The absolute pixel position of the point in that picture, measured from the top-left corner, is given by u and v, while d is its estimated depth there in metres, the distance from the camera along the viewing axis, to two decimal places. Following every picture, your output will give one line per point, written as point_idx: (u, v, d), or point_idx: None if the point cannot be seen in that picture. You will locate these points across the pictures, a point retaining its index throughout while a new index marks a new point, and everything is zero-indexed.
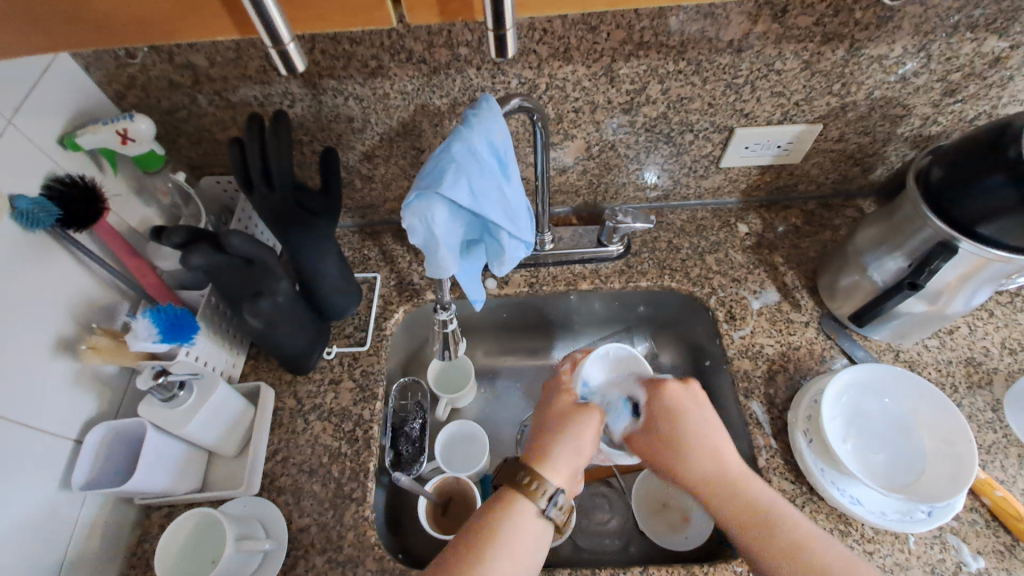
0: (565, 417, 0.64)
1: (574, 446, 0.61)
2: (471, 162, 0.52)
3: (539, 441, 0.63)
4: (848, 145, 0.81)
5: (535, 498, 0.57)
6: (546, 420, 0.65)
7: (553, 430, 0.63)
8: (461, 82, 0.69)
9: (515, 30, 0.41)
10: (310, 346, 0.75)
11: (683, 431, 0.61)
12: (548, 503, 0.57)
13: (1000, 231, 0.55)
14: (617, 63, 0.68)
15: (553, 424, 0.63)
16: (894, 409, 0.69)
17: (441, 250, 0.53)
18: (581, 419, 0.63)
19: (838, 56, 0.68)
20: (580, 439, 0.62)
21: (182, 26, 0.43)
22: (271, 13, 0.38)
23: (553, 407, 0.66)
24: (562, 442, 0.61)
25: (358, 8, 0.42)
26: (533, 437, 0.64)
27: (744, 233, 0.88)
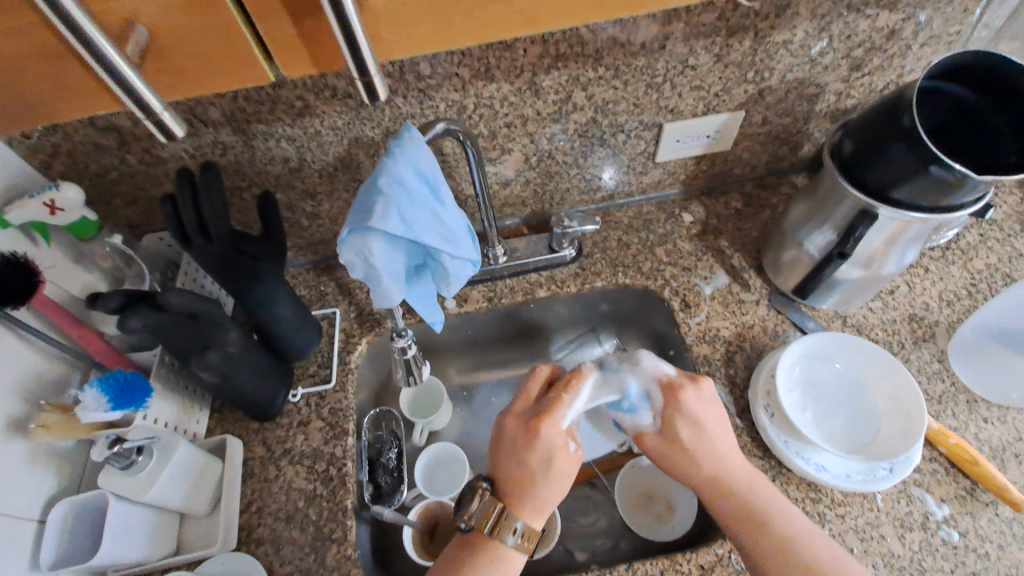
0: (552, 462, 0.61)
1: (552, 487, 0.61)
2: (402, 194, 0.50)
3: (520, 484, 0.61)
4: (772, 127, 0.85)
5: (507, 539, 0.59)
6: (514, 465, 0.62)
7: (538, 471, 0.61)
8: (391, 111, 0.70)
9: (380, 76, 0.45)
10: (275, 387, 0.75)
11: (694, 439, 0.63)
12: (517, 539, 0.59)
13: (911, 194, 0.58)
14: (539, 76, 0.69)
15: (538, 465, 0.61)
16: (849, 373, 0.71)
17: (383, 280, 0.53)
18: (561, 462, 0.61)
19: (746, 46, 0.70)
20: (563, 479, 0.62)
21: (80, 102, 0.49)
22: (137, 85, 0.39)
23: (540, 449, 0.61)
24: (544, 482, 0.61)
25: (238, 70, 0.50)
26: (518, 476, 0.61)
27: (689, 222, 0.91)
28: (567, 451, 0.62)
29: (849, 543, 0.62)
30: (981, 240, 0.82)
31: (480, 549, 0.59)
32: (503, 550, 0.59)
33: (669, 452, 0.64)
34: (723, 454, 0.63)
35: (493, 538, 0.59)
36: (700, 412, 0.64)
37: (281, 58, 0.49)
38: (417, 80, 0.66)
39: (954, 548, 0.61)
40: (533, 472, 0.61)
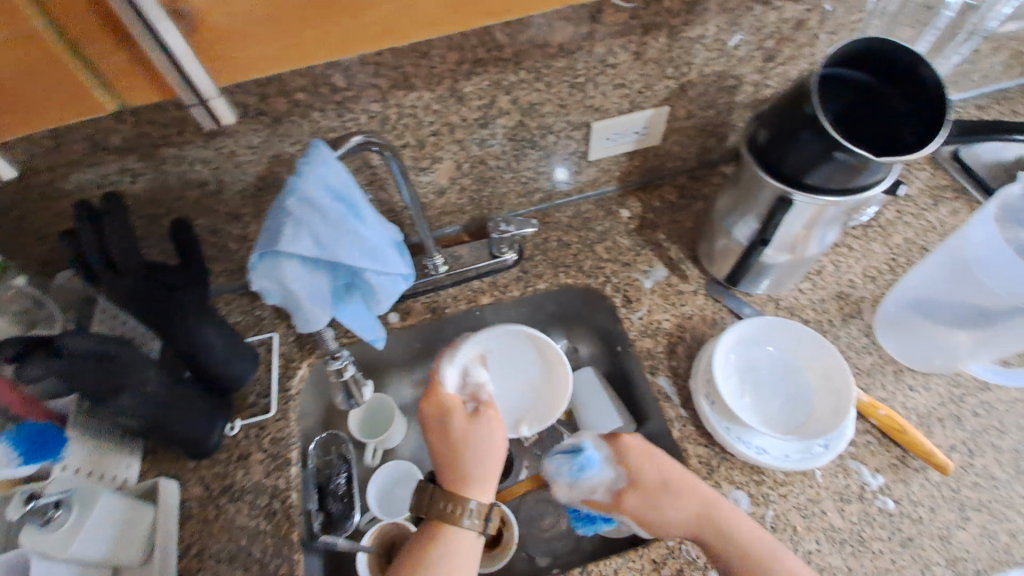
0: (458, 431, 0.68)
1: (478, 457, 0.67)
2: (314, 215, 0.49)
3: (446, 464, 0.67)
4: (698, 120, 0.86)
5: (466, 522, 0.62)
6: (438, 451, 0.68)
7: (447, 444, 0.68)
8: (309, 127, 0.67)
9: (219, 100, 0.51)
10: (208, 422, 0.72)
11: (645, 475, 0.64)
12: (472, 518, 0.63)
13: (822, 179, 0.60)
14: (460, 82, 0.68)
15: (444, 437, 0.68)
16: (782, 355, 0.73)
17: (303, 303, 0.52)
18: (466, 426, 0.68)
19: (662, 42, 0.71)
20: (479, 444, 0.67)
21: None
22: None
23: (444, 424, 0.69)
24: (469, 454, 0.67)
25: (72, 103, 0.47)
26: (438, 456, 0.68)
27: (626, 218, 0.92)
28: (469, 419, 0.69)
29: (792, 521, 0.64)
30: (899, 217, 0.86)
31: (437, 539, 0.61)
32: (458, 531, 0.62)
33: (646, 508, 0.63)
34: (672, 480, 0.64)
35: (446, 521, 0.62)
36: (646, 452, 0.66)
37: (119, 85, 0.47)
38: (332, 92, 0.64)
39: (890, 516, 0.64)
40: (453, 447, 0.67)
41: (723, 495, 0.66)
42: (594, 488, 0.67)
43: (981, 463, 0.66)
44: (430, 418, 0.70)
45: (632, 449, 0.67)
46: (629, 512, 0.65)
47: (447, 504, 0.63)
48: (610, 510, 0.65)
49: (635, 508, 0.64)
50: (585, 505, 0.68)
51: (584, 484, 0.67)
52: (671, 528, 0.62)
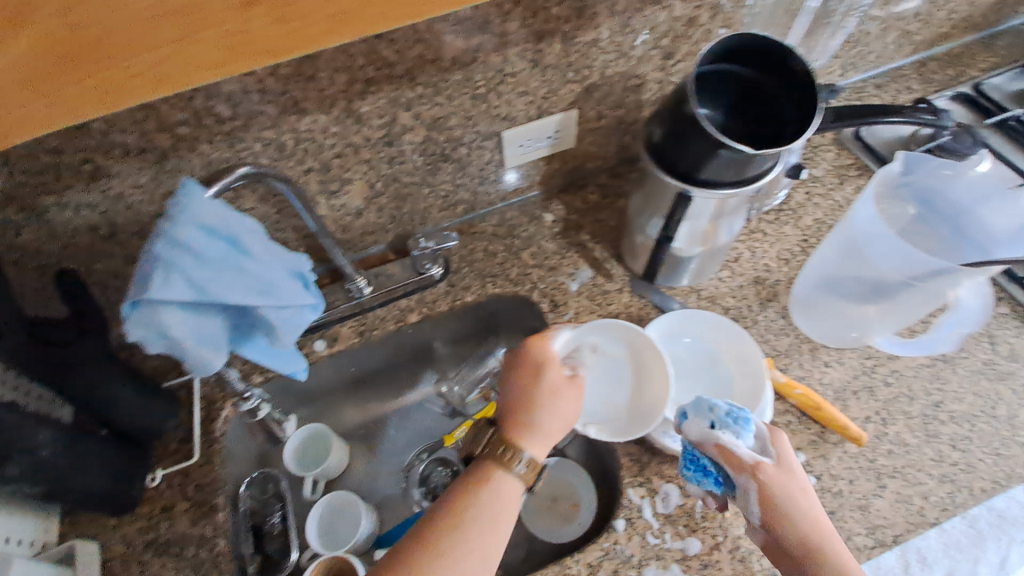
0: (555, 386, 0.64)
1: (548, 416, 0.62)
2: (186, 258, 0.47)
3: (518, 412, 0.62)
4: (610, 120, 0.87)
5: (517, 468, 0.58)
6: (513, 398, 0.63)
7: (540, 394, 0.63)
8: (200, 161, 0.65)
9: None
10: (124, 477, 0.69)
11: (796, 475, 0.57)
12: (526, 468, 0.58)
13: (715, 175, 0.62)
14: (355, 103, 0.66)
15: (539, 388, 0.63)
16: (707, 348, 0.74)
17: (189, 347, 0.50)
18: (563, 379, 0.64)
19: (558, 48, 0.71)
20: (556, 405, 0.63)
21: None
22: None
23: (537, 379, 0.64)
24: (545, 409, 0.62)
25: None
26: (507, 409, 0.63)
27: (551, 221, 0.92)
28: (566, 379, 0.65)
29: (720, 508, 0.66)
30: (808, 198, 0.89)
31: (484, 475, 0.58)
32: (505, 474, 0.58)
33: (785, 496, 0.55)
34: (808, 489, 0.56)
35: (494, 461, 0.58)
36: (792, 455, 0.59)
37: None
38: (218, 124, 0.62)
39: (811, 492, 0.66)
40: (528, 398, 0.63)
41: (654, 490, 0.67)
42: (743, 448, 0.57)
43: (894, 430, 0.69)
44: (517, 355, 0.66)
45: (790, 444, 0.59)
46: (762, 484, 0.55)
47: (501, 447, 0.59)
48: (744, 473, 0.55)
49: (777, 486, 0.55)
50: (715, 454, 0.58)
51: (728, 433, 0.58)
52: (798, 525, 0.54)
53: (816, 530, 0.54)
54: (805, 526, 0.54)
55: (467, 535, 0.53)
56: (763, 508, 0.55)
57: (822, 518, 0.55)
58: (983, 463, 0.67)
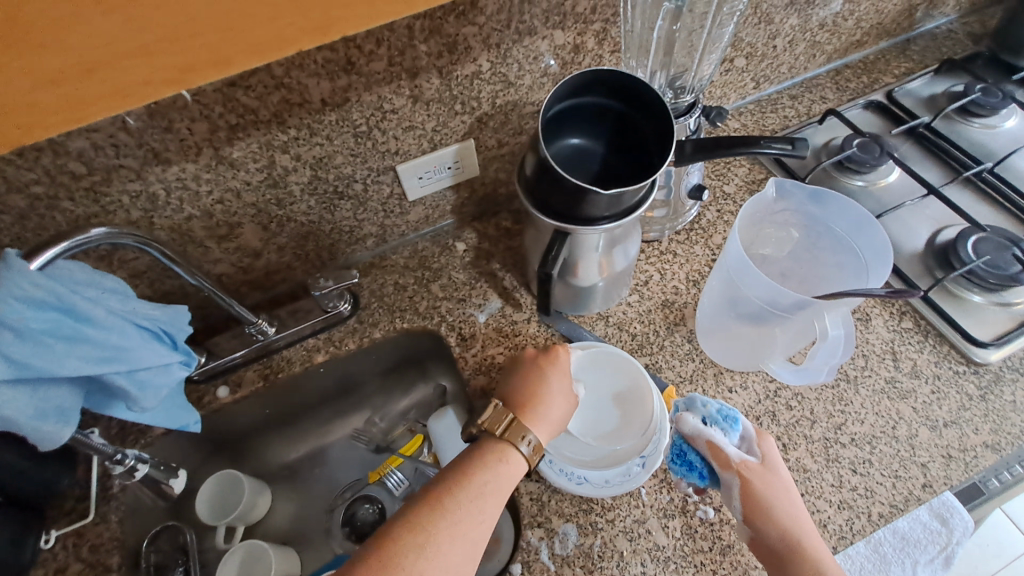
0: (565, 387, 0.67)
1: (560, 409, 0.65)
2: (4, 335, 0.44)
3: (530, 397, 0.65)
4: (512, 147, 0.86)
5: (522, 449, 0.61)
6: (528, 386, 0.66)
7: (549, 389, 0.66)
8: (64, 217, 0.63)
9: None
10: (10, 541, 0.66)
11: (777, 476, 0.61)
12: (530, 450, 0.61)
13: (585, 210, 0.60)
14: (223, 149, 0.65)
15: (563, 386, 0.67)
16: (610, 380, 0.71)
17: (26, 425, 0.48)
18: (568, 385, 0.67)
19: (436, 83, 0.70)
20: (563, 406, 0.66)
21: None
22: None
23: (561, 377, 0.67)
24: (558, 402, 0.65)
25: None
26: (526, 392, 0.65)
27: (463, 250, 0.91)
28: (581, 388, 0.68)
29: (619, 546, 0.64)
30: (719, 216, 0.88)
31: (484, 457, 0.60)
32: (510, 456, 0.60)
33: (765, 493, 0.60)
34: (790, 486, 0.61)
35: (508, 440, 0.61)
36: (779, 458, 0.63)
37: None
38: (75, 179, 0.60)
39: (709, 525, 0.65)
40: (540, 392, 0.65)
41: (553, 531, 0.65)
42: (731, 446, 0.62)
43: (795, 456, 0.68)
44: (542, 355, 0.69)
45: (774, 445, 0.64)
46: (747, 481, 0.60)
47: (515, 427, 0.62)
48: (731, 470, 0.60)
49: (760, 482, 0.60)
50: (704, 449, 0.62)
51: (715, 430, 0.63)
52: (777, 522, 0.58)
53: (792, 525, 0.58)
54: (783, 522, 0.58)
55: (459, 512, 0.55)
56: (745, 502, 0.60)
57: (798, 515, 0.59)
58: (882, 487, 0.66)
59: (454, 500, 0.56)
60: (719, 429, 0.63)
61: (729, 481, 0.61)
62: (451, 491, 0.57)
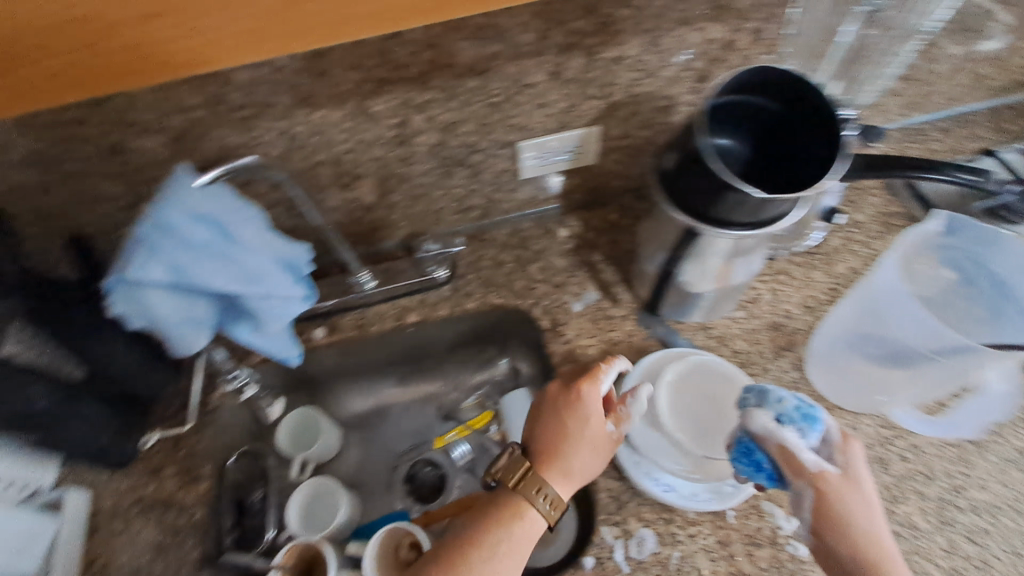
0: (590, 432, 0.60)
1: (586, 458, 0.60)
2: (171, 242, 0.48)
3: (551, 447, 0.60)
4: (635, 139, 0.84)
5: (539, 507, 0.57)
6: (551, 433, 0.61)
7: (571, 437, 0.60)
8: (216, 144, 0.67)
9: None
10: (118, 433, 0.72)
11: (858, 485, 0.54)
12: (549, 506, 0.57)
13: (725, 212, 0.57)
14: (366, 101, 0.66)
15: (586, 431, 0.60)
16: (719, 392, 0.68)
17: (171, 328, 0.52)
18: (596, 429, 0.61)
19: (580, 63, 0.69)
20: (589, 453, 0.60)
21: None
22: None
23: (586, 420, 0.61)
24: (580, 452, 0.60)
25: None
26: (546, 439, 0.61)
27: (564, 237, 0.90)
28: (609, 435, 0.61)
29: (698, 564, 0.61)
30: (845, 244, 0.82)
31: (503, 514, 0.57)
32: (528, 514, 0.57)
33: (841, 507, 0.53)
34: (872, 499, 0.54)
35: (523, 497, 0.57)
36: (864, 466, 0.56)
37: None
38: (231, 112, 0.63)
39: (800, 563, 0.61)
40: (564, 440, 0.60)
41: (629, 532, 0.63)
42: (807, 451, 0.55)
43: (904, 510, 0.63)
44: (563, 393, 0.63)
45: (858, 451, 0.57)
46: (822, 494, 0.53)
47: (531, 485, 0.58)
48: (803, 480, 0.53)
49: (836, 494, 0.53)
50: (775, 452, 0.55)
51: (791, 430, 0.55)
52: (852, 541, 0.52)
53: (871, 546, 0.52)
54: (858, 540, 0.52)
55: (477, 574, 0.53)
56: (815, 512, 0.54)
57: (880, 536, 0.52)
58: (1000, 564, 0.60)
59: (475, 559, 0.53)
60: (797, 430, 0.56)
61: (800, 489, 0.55)
62: (470, 548, 0.54)
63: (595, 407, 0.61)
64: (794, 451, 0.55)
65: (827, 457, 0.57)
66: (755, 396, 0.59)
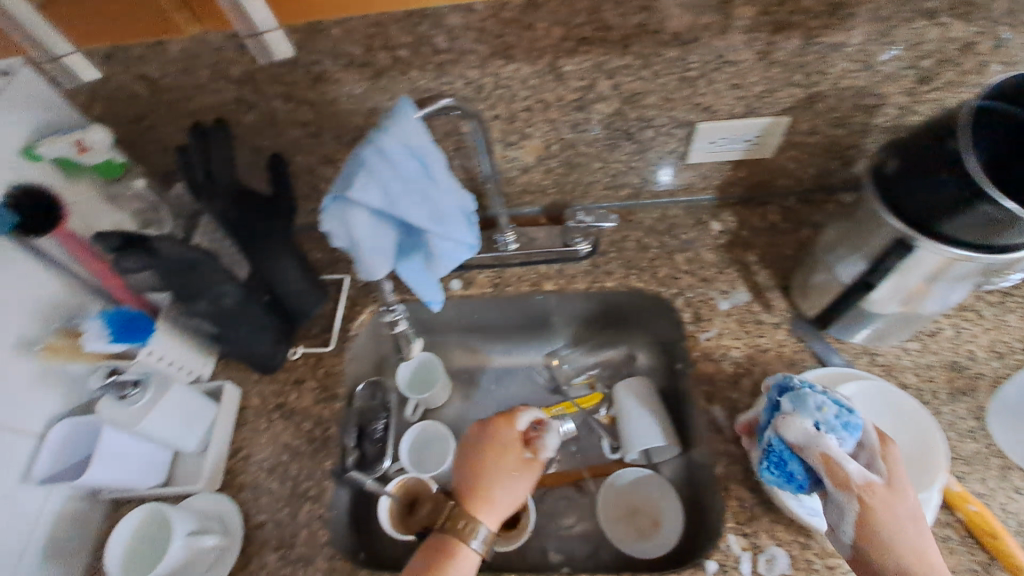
0: (502, 465, 0.67)
1: (506, 493, 0.65)
2: (386, 168, 0.50)
3: (470, 480, 0.66)
4: (822, 138, 0.77)
5: (472, 542, 0.61)
6: (467, 472, 0.68)
7: (487, 472, 0.66)
8: (406, 85, 0.68)
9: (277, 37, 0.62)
10: (274, 342, 0.78)
11: (902, 497, 0.51)
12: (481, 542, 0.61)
13: (957, 227, 0.52)
14: (561, 60, 0.65)
15: (490, 467, 0.67)
16: (892, 427, 0.62)
17: (363, 252, 0.54)
18: (519, 467, 0.67)
19: (794, 45, 0.64)
20: (515, 484, 0.66)
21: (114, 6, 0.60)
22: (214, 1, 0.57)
23: (485, 455, 0.68)
24: (499, 485, 0.66)
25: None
26: (468, 474, 0.67)
27: (717, 231, 0.85)
28: (522, 459, 0.68)
29: None
30: None
31: (449, 549, 0.60)
32: (461, 550, 0.60)
33: (886, 520, 0.50)
34: (920, 513, 0.51)
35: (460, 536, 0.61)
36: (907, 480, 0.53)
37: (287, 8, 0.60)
38: (433, 54, 0.64)
39: None
40: (481, 473, 0.66)
41: (759, 547, 0.61)
42: (851, 462, 0.52)
43: None
44: (479, 433, 0.71)
45: (900, 462, 0.54)
46: (866, 504, 0.51)
47: (460, 518, 0.62)
48: (846, 490, 0.51)
49: (883, 507, 0.50)
50: (816, 464, 0.53)
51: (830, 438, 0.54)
52: (900, 557, 0.49)
53: (920, 560, 0.49)
54: (912, 559, 0.49)
55: None
56: (860, 524, 0.51)
57: (929, 551, 0.50)
58: None
59: None
60: (836, 438, 0.54)
61: (843, 500, 0.52)
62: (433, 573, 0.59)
63: (490, 442, 0.69)
64: (832, 460, 0.53)
65: (865, 464, 0.55)
66: (787, 401, 0.58)
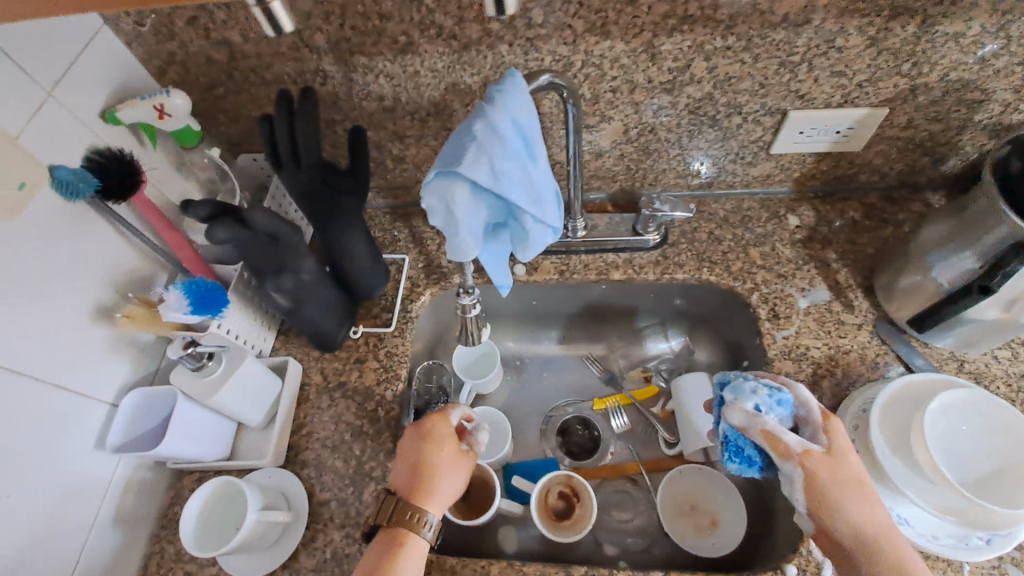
0: (442, 461, 0.63)
1: (446, 484, 0.62)
2: (495, 142, 0.49)
3: (415, 477, 0.62)
4: (918, 133, 0.73)
5: (423, 532, 0.59)
6: (403, 467, 0.63)
7: (424, 468, 0.62)
8: (492, 60, 0.65)
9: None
10: (342, 321, 0.76)
11: (845, 464, 0.55)
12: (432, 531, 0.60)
13: None
14: (659, 38, 0.62)
15: (440, 460, 0.63)
16: (992, 439, 0.58)
17: (461, 231, 0.52)
18: (444, 461, 0.63)
19: (908, 32, 0.61)
20: (447, 478, 0.63)
21: None
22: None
23: (441, 449, 0.63)
24: (435, 480, 0.62)
25: None
26: (409, 470, 0.63)
27: (794, 226, 0.82)
28: (458, 452, 0.65)
29: None
30: None
31: (397, 540, 0.59)
32: (412, 541, 0.59)
33: (831, 484, 0.54)
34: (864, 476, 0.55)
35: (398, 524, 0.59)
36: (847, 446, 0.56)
37: None
38: (526, 28, 0.62)
39: None
40: (427, 470, 0.62)
41: None
42: (790, 434, 0.56)
43: None
44: (412, 435, 0.65)
45: (839, 429, 0.57)
46: (811, 472, 0.54)
47: (407, 512, 0.59)
48: (791, 461, 0.54)
49: (824, 474, 0.54)
50: (759, 440, 0.57)
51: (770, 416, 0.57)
52: (849, 517, 0.53)
53: (869, 520, 0.53)
54: (858, 520, 0.53)
55: None
56: (808, 492, 0.54)
57: (874, 509, 0.53)
58: None
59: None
60: (773, 416, 0.58)
61: (789, 471, 0.55)
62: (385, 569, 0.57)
63: (442, 436, 0.64)
64: (774, 435, 0.56)
65: (809, 437, 0.58)
66: (728, 390, 0.61)
